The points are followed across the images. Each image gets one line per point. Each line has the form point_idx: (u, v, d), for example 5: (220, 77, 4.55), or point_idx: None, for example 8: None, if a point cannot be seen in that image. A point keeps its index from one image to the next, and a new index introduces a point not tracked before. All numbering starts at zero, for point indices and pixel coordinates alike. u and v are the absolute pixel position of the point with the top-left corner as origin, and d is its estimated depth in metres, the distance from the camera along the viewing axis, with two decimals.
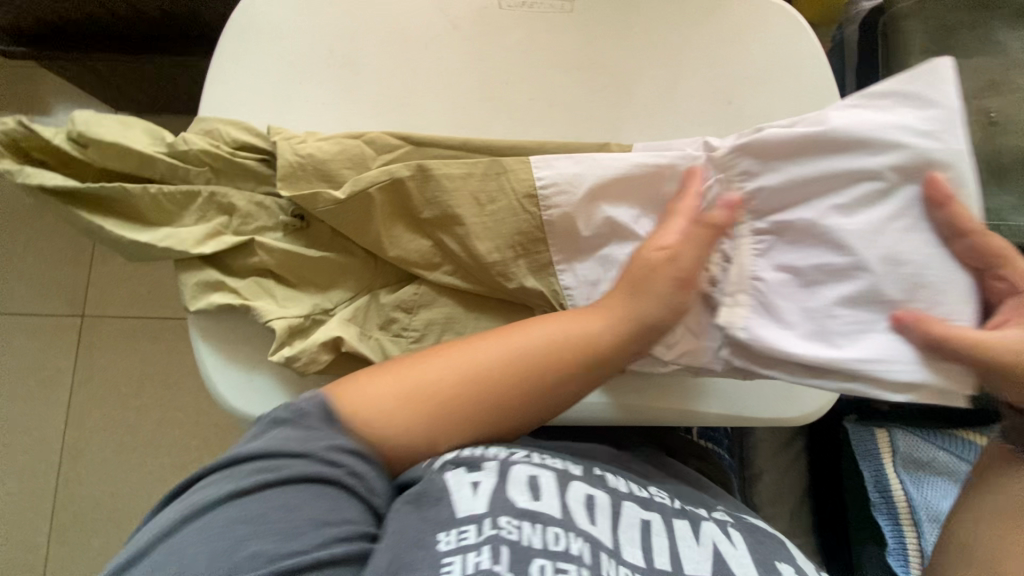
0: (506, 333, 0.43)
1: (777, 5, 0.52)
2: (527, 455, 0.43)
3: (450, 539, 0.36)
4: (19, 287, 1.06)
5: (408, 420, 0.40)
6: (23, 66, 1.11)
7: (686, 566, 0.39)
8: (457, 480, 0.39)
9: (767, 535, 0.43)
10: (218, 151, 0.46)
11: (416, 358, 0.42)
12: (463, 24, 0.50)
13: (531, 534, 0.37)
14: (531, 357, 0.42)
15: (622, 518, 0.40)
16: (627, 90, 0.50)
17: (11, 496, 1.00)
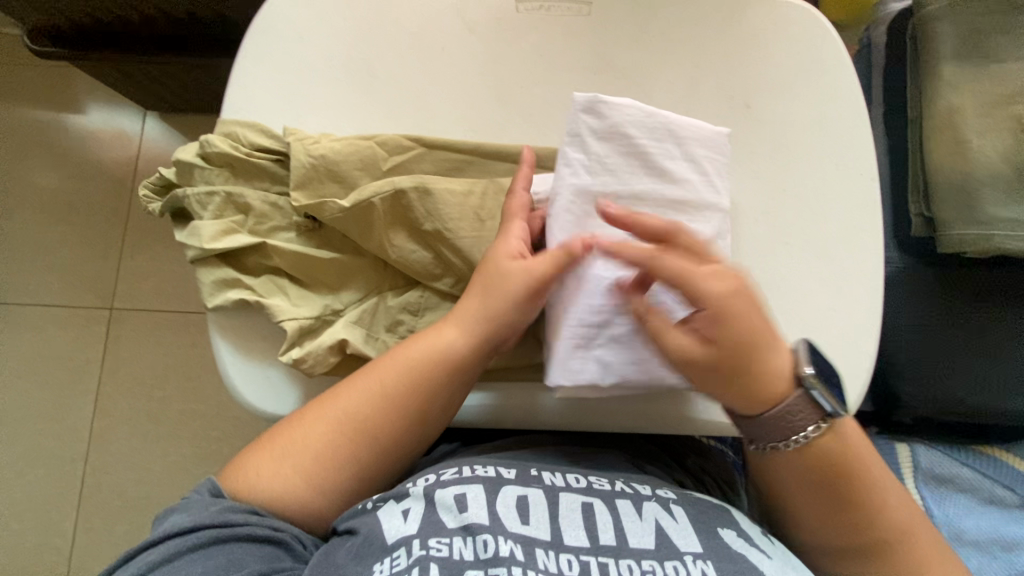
0: (354, 380, 0.45)
1: (798, 7, 0.51)
2: (455, 471, 0.43)
3: (383, 568, 0.38)
4: (53, 280, 1.10)
5: (303, 471, 0.43)
6: (59, 65, 1.15)
7: (631, 542, 0.40)
8: (389, 512, 0.41)
9: (709, 503, 0.44)
10: (236, 152, 0.47)
11: (289, 424, 0.45)
12: (478, 28, 0.50)
13: (461, 547, 0.39)
14: (386, 391, 0.45)
15: (559, 508, 0.42)
16: (642, 95, 0.49)
17: (41, 480, 1.04)
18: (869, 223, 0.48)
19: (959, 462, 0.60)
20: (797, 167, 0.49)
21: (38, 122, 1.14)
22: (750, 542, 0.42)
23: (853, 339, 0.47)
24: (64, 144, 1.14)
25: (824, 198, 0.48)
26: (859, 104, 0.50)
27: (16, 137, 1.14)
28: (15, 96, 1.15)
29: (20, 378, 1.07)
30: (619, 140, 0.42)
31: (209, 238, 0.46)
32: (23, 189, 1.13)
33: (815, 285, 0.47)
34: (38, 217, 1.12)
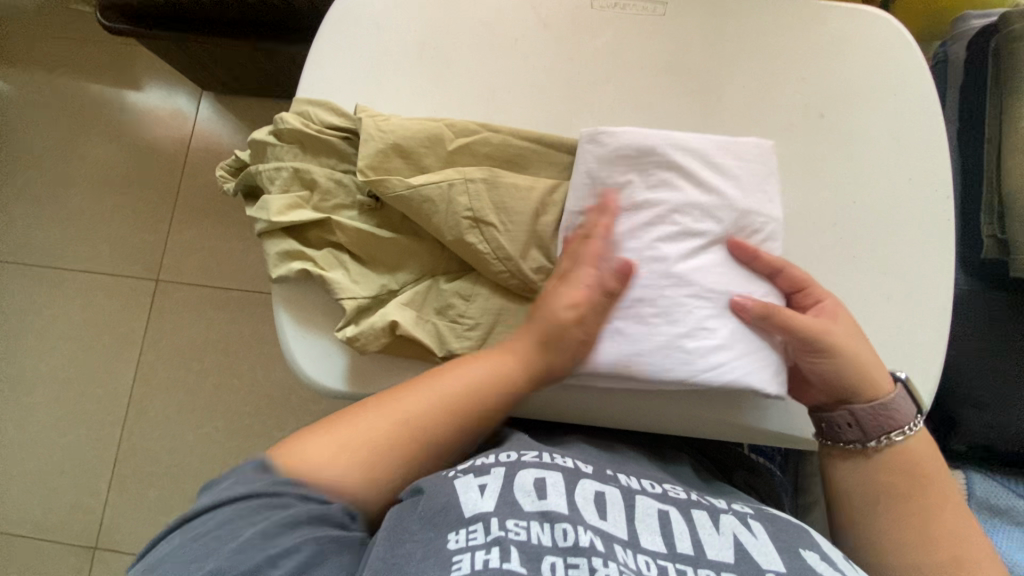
0: (428, 380, 0.45)
1: (878, 16, 0.50)
2: (537, 456, 0.44)
3: (459, 539, 0.38)
4: (104, 249, 1.14)
5: (359, 467, 0.42)
6: (123, 43, 1.19)
7: (709, 553, 0.39)
8: (466, 486, 0.41)
9: (788, 522, 0.43)
10: (307, 129, 0.48)
11: (353, 412, 0.44)
12: (552, 22, 0.50)
13: (540, 533, 0.39)
14: (449, 397, 0.45)
15: (635, 511, 0.42)
16: (714, 97, 0.49)
17: (81, 442, 1.08)
18: (942, 241, 0.47)
19: (1014, 494, 0.58)
20: (870, 180, 0.48)
21: (99, 96, 1.18)
22: (835, 568, 0.40)
23: (919, 358, 0.46)
24: (123, 119, 1.18)
25: (897, 211, 0.48)
26: (937, 118, 0.49)
27: (78, 109, 1.18)
28: (79, 70, 1.19)
29: (67, 341, 1.11)
30: (624, 160, 0.45)
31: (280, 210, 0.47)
32: (82, 160, 1.17)
33: (883, 301, 0.47)
34: (94, 188, 1.16)
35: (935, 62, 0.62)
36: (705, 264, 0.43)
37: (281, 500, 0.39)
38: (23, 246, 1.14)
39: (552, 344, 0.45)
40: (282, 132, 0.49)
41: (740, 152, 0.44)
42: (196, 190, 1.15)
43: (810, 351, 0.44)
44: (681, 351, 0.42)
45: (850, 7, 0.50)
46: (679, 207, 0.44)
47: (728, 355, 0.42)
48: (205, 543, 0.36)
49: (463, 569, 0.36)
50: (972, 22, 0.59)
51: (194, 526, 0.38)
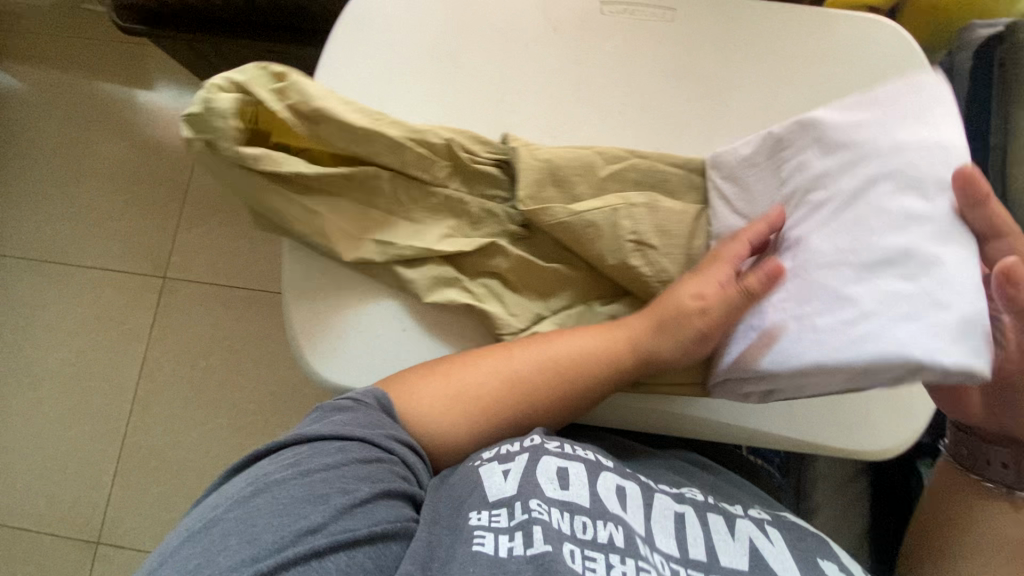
0: (541, 343, 0.46)
1: (885, 23, 0.51)
2: (559, 445, 0.44)
3: (482, 517, 0.39)
4: (114, 246, 1.15)
5: (456, 416, 0.45)
6: (136, 43, 1.21)
7: (722, 560, 0.40)
8: (489, 470, 0.42)
9: (805, 531, 0.44)
10: (417, 137, 0.46)
11: (469, 358, 0.46)
12: (563, 26, 0.51)
13: (560, 520, 0.39)
14: (560, 365, 0.46)
15: (653, 510, 0.42)
16: (722, 101, 0.50)
17: (86, 436, 1.08)
18: None
19: None
20: None
21: (111, 95, 1.20)
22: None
23: None
24: (133, 118, 1.19)
25: None
26: None
27: (90, 108, 1.20)
28: (92, 70, 1.21)
29: (74, 337, 1.12)
30: (753, 163, 0.46)
31: (314, 221, 0.47)
32: (93, 158, 1.18)
33: None
34: (105, 185, 1.17)
35: (940, 70, 0.62)
36: (893, 214, 0.38)
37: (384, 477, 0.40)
38: (33, 242, 1.16)
39: (664, 327, 0.45)
40: (347, 121, 0.44)
41: (889, 100, 0.40)
42: (205, 188, 1.16)
43: (997, 346, 0.40)
44: (839, 310, 0.38)
45: (856, 14, 0.51)
46: (842, 174, 0.41)
47: (880, 326, 0.36)
48: (320, 486, 0.38)
49: (485, 547, 0.38)
50: (979, 31, 0.59)
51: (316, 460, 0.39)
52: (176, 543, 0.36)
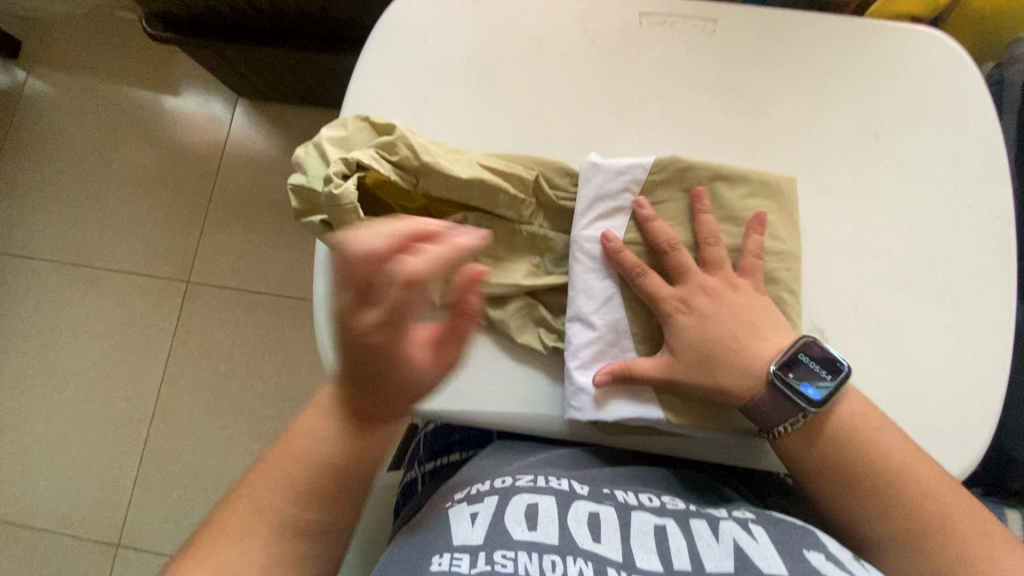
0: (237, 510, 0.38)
1: (934, 35, 0.49)
2: (531, 480, 0.45)
3: (442, 562, 0.38)
4: (138, 249, 1.16)
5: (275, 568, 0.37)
6: (164, 49, 1.22)
7: (708, 565, 0.39)
8: (459, 516, 0.42)
9: (792, 524, 0.42)
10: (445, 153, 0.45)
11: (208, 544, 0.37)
12: (599, 38, 0.50)
13: (527, 564, 0.38)
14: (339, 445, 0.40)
15: (631, 529, 0.42)
16: (764, 115, 0.48)
17: (107, 438, 1.09)
18: (999, 269, 0.45)
19: None
20: (923, 205, 0.47)
21: (138, 101, 1.21)
22: (841, 567, 0.39)
23: (973, 391, 0.44)
24: (160, 123, 1.20)
25: (952, 237, 0.46)
26: (997, 140, 0.47)
27: (118, 113, 1.21)
28: (121, 76, 1.22)
29: (98, 339, 1.13)
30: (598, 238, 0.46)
31: None
32: (120, 163, 1.20)
33: (938, 332, 0.45)
34: (131, 190, 1.18)
35: (990, 84, 0.60)
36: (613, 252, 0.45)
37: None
38: (61, 246, 1.17)
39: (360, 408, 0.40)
40: (453, 174, 0.44)
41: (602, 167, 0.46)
42: (230, 194, 1.17)
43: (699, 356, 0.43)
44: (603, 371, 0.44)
45: (906, 26, 0.49)
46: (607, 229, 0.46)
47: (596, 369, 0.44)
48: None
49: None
50: None
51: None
52: None
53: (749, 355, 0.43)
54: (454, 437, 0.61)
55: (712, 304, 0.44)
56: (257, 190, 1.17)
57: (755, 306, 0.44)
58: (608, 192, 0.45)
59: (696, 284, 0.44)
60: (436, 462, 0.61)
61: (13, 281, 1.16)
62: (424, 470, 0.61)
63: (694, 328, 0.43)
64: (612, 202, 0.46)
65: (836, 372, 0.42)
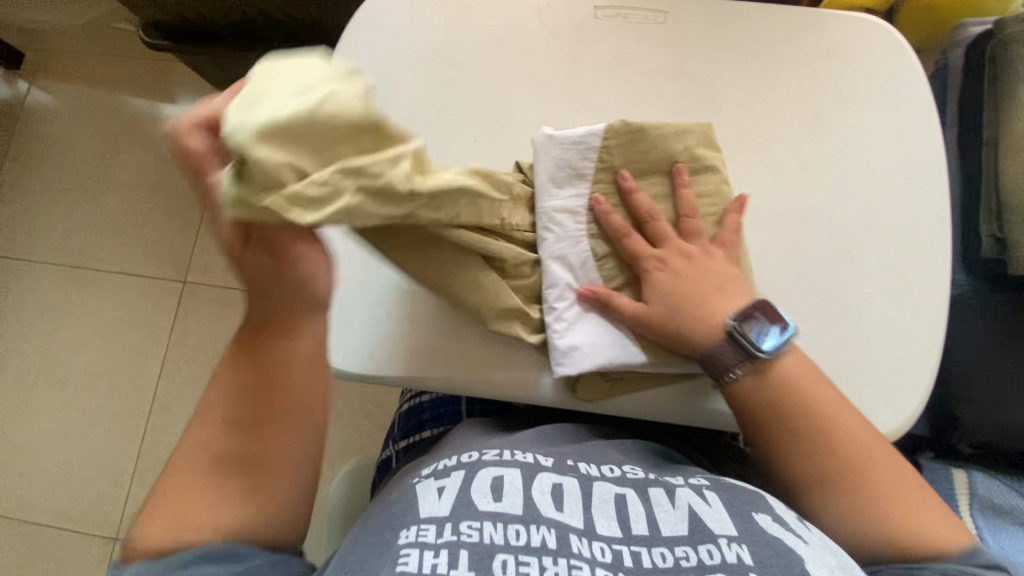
0: (221, 452, 0.40)
1: (872, 22, 0.52)
2: (496, 454, 0.47)
3: (409, 534, 0.41)
4: (136, 252, 1.19)
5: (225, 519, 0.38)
6: (161, 58, 1.27)
7: (663, 531, 0.42)
8: (426, 492, 0.44)
9: (742, 489, 0.45)
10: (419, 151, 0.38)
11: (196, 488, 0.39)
12: (557, 31, 0.53)
13: (492, 532, 0.40)
14: (247, 392, 0.41)
15: (593, 498, 0.44)
16: (711, 98, 0.51)
17: (106, 435, 1.12)
18: (933, 239, 0.48)
19: None
20: (863, 180, 0.49)
21: (137, 108, 1.26)
22: (786, 527, 0.42)
23: (912, 353, 0.47)
24: (157, 129, 1.25)
25: (889, 209, 0.49)
26: (931, 118, 0.50)
27: (117, 120, 1.26)
28: (119, 85, 1.27)
29: (97, 339, 1.16)
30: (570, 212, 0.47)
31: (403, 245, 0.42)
32: (119, 169, 1.24)
33: (878, 297, 0.47)
34: (129, 194, 1.22)
35: (938, 69, 0.63)
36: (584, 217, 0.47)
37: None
38: (61, 248, 1.21)
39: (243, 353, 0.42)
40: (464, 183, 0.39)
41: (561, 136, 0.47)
42: None
43: (674, 304, 0.46)
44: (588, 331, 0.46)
45: (846, 14, 0.52)
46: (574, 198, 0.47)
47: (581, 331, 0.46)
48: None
49: (410, 565, 0.38)
50: (970, 29, 0.59)
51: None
52: None
53: (713, 310, 0.46)
54: (426, 415, 0.63)
55: (685, 265, 0.46)
56: None
57: (728, 275, 0.46)
58: (567, 162, 0.46)
59: (675, 248, 0.47)
60: (409, 439, 0.63)
61: (15, 284, 1.20)
62: (398, 448, 0.64)
63: (666, 283, 0.46)
64: (571, 171, 0.47)
65: (782, 327, 0.45)
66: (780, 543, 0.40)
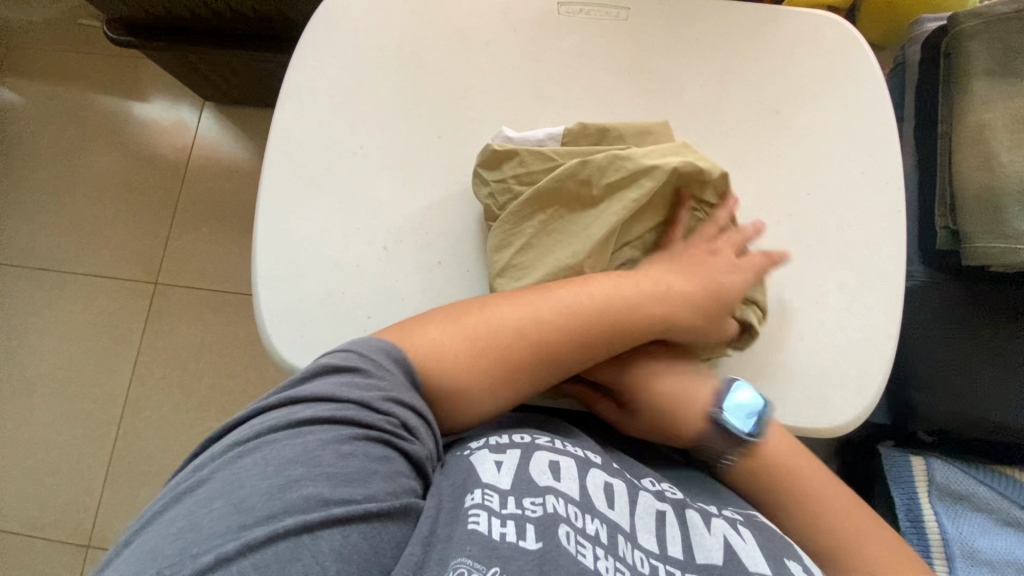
0: (507, 379, 0.44)
1: (830, 18, 0.53)
2: (549, 440, 0.45)
3: (475, 498, 0.39)
4: (105, 253, 1.17)
5: (466, 403, 0.43)
6: (128, 55, 1.24)
7: (698, 556, 0.41)
8: (484, 461, 0.42)
9: (776, 532, 0.44)
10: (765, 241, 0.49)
11: (462, 397, 0.43)
12: (522, 27, 0.53)
13: (556, 509, 0.40)
14: (589, 328, 0.44)
15: (637, 506, 0.43)
16: (673, 94, 0.52)
17: (77, 441, 1.10)
18: (892, 232, 0.49)
19: (974, 479, 0.60)
20: (822, 175, 0.50)
21: (103, 105, 1.23)
22: None
23: (867, 343, 0.47)
24: (125, 128, 1.22)
25: (849, 202, 0.50)
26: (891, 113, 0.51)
27: (83, 119, 1.23)
28: (84, 82, 1.24)
29: (66, 343, 1.14)
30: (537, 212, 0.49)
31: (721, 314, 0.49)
32: (87, 168, 1.21)
33: (834, 287, 0.48)
34: (98, 195, 1.20)
35: (896, 65, 0.65)
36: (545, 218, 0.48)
37: (382, 441, 0.37)
38: (26, 250, 1.18)
39: (524, 311, 0.44)
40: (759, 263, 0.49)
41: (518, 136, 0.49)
42: (196, 196, 1.19)
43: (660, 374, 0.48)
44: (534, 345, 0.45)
45: (806, 11, 0.53)
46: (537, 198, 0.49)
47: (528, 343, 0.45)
48: (236, 497, 0.32)
49: (480, 526, 0.37)
50: (927, 25, 0.61)
51: (284, 438, 0.35)
52: (149, 525, 0.33)
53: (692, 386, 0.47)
54: None
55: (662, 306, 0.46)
56: (223, 191, 1.19)
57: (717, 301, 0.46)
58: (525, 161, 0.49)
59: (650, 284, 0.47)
60: None
61: None
62: None
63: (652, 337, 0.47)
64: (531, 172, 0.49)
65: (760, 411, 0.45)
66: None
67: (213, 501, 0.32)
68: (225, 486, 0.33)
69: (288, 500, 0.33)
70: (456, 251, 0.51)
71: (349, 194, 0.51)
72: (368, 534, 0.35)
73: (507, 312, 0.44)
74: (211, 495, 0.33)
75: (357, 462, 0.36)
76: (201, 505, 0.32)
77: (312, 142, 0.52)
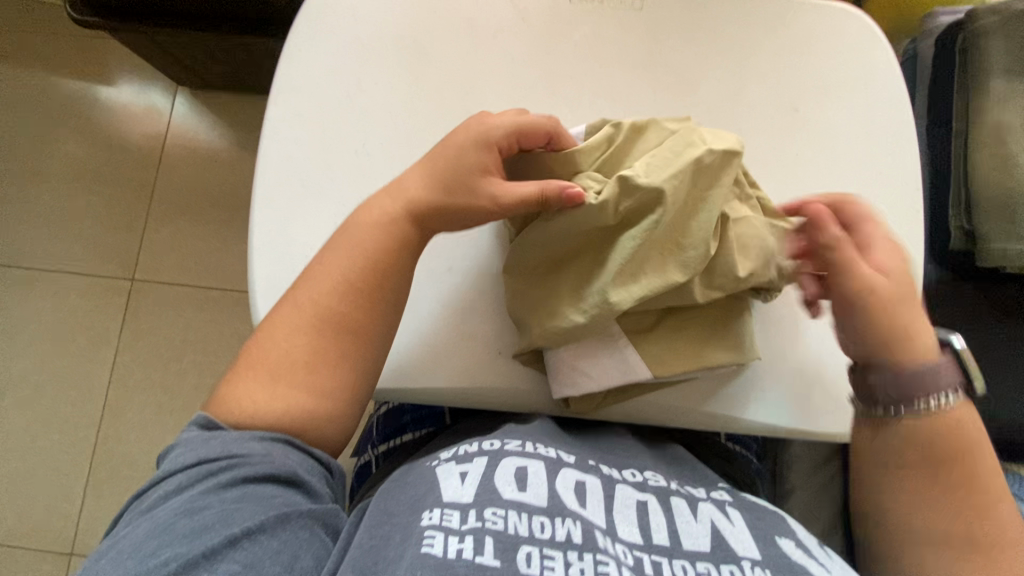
0: (312, 364, 0.43)
1: (846, 10, 0.51)
2: (519, 445, 0.45)
3: (433, 515, 0.39)
4: (76, 249, 1.11)
5: (325, 405, 0.43)
6: (94, 36, 1.16)
7: (685, 542, 0.41)
8: (448, 475, 0.43)
9: (764, 511, 0.45)
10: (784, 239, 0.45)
11: (270, 384, 0.42)
12: (532, 17, 0.50)
13: (517, 523, 0.39)
14: (323, 308, 0.44)
15: (614, 501, 0.43)
16: (690, 89, 0.50)
17: (54, 446, 1.05)
18: (909, 234, 0.48)
19: None
20: (842, 176, 0.49)
21: (68, 90, 1.15)
22: (809, 555, 0.42)
23: None
24: (92, 114, 1.15)
25: (867, 204, 0.49)
26: (907, 111, 0.50)
27: (46, 104, 1.15)
28: (45, 65, 1.16)
29: (37, 343, 1.08)
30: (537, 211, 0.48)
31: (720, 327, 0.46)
32: (52, 157, 1.14)
33: None
34: (64, 186, 1.13)
35: (906, 57, 0.64)
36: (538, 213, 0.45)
37: (210, 477, 0.38)
38: None
39: (303, 300, 0.44)
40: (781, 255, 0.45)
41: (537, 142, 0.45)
42: (173, 188, 1.13)
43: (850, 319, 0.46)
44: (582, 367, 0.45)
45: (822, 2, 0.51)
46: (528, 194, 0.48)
47: (579, 368, 0.45)
48: (161, 536, 0.36)
49: (435, 547, 0.37)
50: (941, 18, 0.61)
51: (152, 509, 0.38)
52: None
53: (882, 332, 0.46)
54: (407, 418, 0.61)
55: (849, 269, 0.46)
56: (203, 183, 1.13)
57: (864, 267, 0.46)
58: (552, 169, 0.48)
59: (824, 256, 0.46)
60: (388, 444, 0.61)
61: None
62: (378, 452, 0.61)
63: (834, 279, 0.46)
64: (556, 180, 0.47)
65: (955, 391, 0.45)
66: (805, 571, 0.40)
67: (139, 541, 0.36)
68: (152, 527, 0.36)
69: (212, 521, 0.37)
70: (465, 254, 0.49)
71: (349, 196, 0.49)
72: (246, 559, 0.36)
73: (311, 296, 0.44)
74: (135, 539, 0.36)
75: (215, 507, 0.37)
76: (126, 547, 0.36)
77: (308, 138, 0.49)
